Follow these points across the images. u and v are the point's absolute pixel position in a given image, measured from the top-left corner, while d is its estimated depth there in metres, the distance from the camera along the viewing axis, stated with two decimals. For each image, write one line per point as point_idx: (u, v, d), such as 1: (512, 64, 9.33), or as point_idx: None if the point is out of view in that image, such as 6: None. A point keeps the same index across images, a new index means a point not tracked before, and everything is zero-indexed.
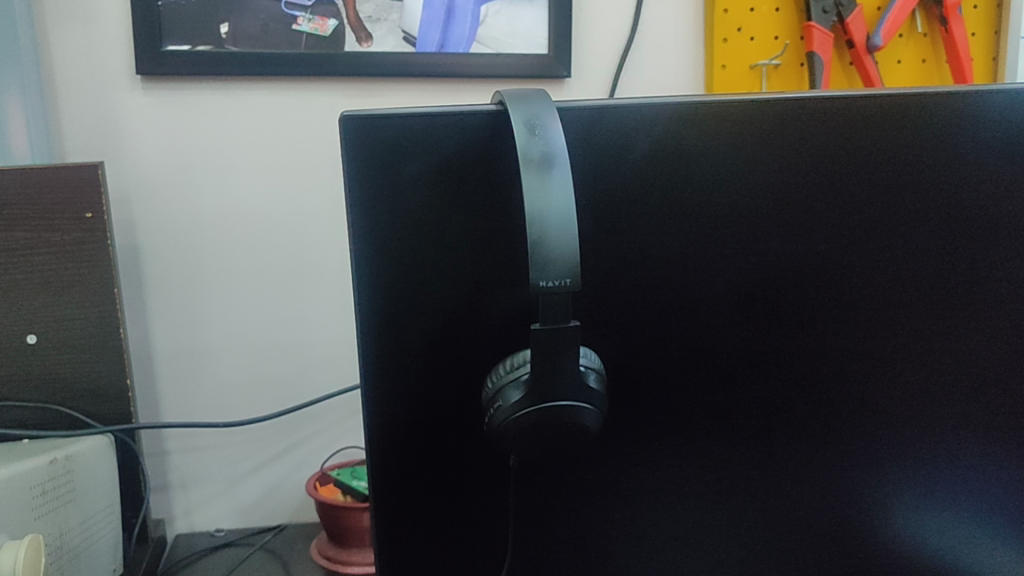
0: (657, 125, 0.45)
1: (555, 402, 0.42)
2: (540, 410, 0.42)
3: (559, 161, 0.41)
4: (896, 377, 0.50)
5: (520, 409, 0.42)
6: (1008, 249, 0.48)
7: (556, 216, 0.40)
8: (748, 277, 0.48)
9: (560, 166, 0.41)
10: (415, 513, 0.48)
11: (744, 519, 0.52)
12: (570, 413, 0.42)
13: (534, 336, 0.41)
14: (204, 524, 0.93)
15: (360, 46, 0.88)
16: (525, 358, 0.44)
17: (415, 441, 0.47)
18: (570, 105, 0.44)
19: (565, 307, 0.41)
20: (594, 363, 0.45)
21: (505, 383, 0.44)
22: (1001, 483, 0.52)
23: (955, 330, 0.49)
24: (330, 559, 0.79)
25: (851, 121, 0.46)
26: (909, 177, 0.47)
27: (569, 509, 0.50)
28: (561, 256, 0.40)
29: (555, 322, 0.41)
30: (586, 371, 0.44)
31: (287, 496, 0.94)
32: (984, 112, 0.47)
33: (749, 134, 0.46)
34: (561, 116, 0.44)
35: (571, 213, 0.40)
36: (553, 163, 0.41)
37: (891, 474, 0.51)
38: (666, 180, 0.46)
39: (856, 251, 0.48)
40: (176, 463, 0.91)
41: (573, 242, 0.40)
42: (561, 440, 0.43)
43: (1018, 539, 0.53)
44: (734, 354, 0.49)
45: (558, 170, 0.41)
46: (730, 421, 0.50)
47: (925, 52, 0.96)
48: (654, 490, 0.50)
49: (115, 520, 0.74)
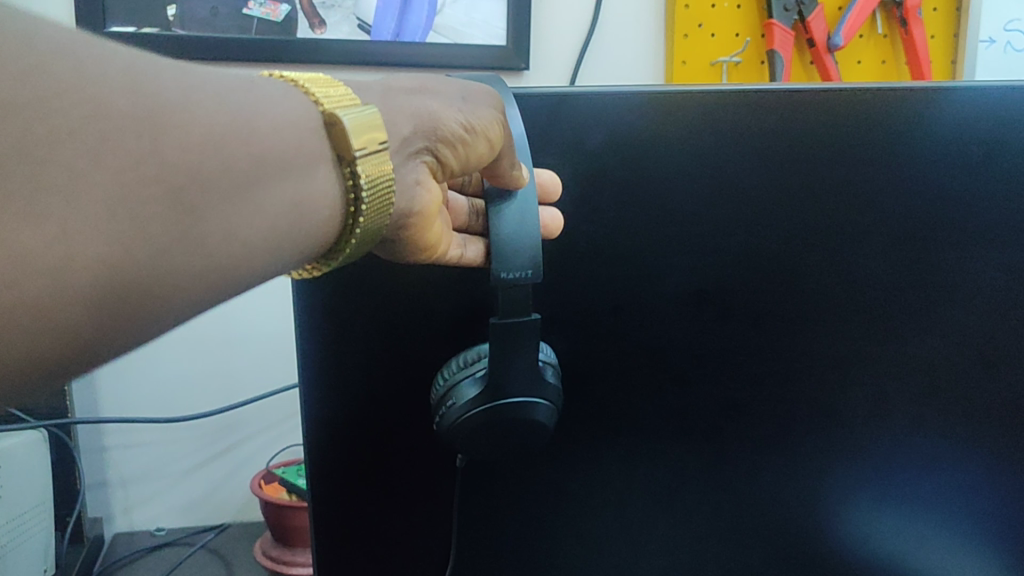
0: (615, 118, 0.43)
1: (508, 400, 0.40)
2: (494, 408, 0.40)
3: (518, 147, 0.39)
4: (851, 379, 0.49)
5: (474, 407, 0.40)
6: (961, 252, 0.47)
7: (517, 211, 0.38)
8: (703, 276, 0.47)
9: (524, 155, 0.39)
10: (356, 512, 0.47)
11: (693, 523, 0.50)
12: (526, 409, 0.41)
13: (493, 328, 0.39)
14: (145, 522, 0.84)
15: (313, 33, 0.78)
16: (480, 355, 0.43)
17: (357, 440, 0.46)
18: (531, 92, 0.42)
19: (525, 300, 0.39)
20: (552, 359, 0.43)
21: (458, 379, 0.42)
22: (948, 486, 0.51)
23: (910, 335, 0.49)
24: (273, 559, 0.73)
25: (808, 116, 0.45)
26: (864, 174, 0.46)
27: (518, 512, 0.48)
28: (523, 248, 0.38)
29: (515, 315, 0.39)
30: (544, 366, 0.42)
31: (232, 494, 0.86)
32: (944, 112, 0.45)
33: (708, 128, 0.44)
34: (522, 102, 0.42)
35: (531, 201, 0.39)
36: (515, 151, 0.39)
37: (839, 477, 0.50)
38: (622, 173, 0.44)
39: (811, 252, 0.47)
40: (115, 459, 0.83)
41: (537, 233, 0.38)
42: (517, 437, 0.42)
43: (957, 540, 0.52)
44: (686, 353, 0.48)
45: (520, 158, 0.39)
46: (682, 421, 0.49)
47: (884, 53, 0.87)
48: (606, 493, 0.49)
49: (47, 519, 0.69)
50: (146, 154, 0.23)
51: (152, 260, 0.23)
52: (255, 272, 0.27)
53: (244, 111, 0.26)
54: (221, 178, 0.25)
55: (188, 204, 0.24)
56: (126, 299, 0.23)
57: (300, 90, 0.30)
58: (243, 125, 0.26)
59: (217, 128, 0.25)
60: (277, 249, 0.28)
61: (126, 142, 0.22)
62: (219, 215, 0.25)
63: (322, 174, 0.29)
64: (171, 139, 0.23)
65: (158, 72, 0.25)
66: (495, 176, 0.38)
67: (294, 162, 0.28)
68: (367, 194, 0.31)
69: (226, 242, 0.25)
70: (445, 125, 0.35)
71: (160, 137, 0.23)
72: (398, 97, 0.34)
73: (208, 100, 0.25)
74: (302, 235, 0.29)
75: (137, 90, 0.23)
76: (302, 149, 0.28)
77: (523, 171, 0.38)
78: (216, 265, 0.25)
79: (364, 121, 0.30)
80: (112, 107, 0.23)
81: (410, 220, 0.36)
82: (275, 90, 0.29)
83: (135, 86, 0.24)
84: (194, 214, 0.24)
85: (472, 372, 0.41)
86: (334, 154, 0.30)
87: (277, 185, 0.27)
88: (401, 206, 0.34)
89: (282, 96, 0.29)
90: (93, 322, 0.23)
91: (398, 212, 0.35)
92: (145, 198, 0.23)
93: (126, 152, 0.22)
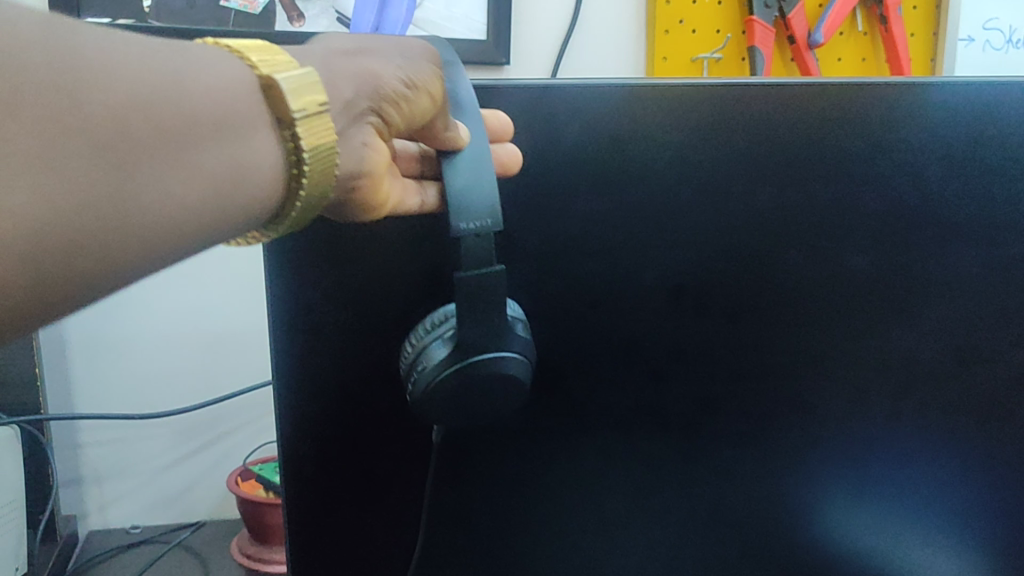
0: (592, 110, 0.43)
1: (479, 355, 0.39)
2: (466, 365, 0.39)
3: (466, 102, 0.39)
4: (829, 375, 0.49)
5: (445, 368, 0.39)
6: (939, 247, 0.47)
7: (466, 166, 0.38)
8: (681, 270, 0.46)
9: (469, 111, 0.38)
10: (330, 505, 0.47)
11: (670, 519, 0.50)
12: (499, 364, 0.40)
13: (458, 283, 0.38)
14: (119, 520, 0.83)
15: (292, 26, 0.77)
16: (448, 315, 0.42)
17: (330, 433, 0.46)
18: (516, 83, 0.42)
19: (488, 251, 0.38)
20: (518, 313, 0.43)
21: (428, 343, 0.41)
22: (924, 482, 0.51)
23: (888, 330, 0.49)
24: (249, 557, 0.72)
25: (785, 111, 0.45)
26: (841, 168, 0.46)
27: (493, 508, 0.48)
28: (477, 201, 0.37)
29: (480, 266, 0.38)
30: (513, 321, 0.41)
31: (208, 490, 0.85)
32: (923, 107, 0.45)
33: (687, 121, 0.44)
34: (507, 92, 0.42)
35: (483, 152, 0.38)
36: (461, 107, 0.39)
37: (816, 474, 0.50)
38: (599, 165, 0.44)
39: (790, 248, 0.47)
40: (89, 456, 0.81)
41: (492, 185, 0.38)
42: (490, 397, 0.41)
43: (933, 535, 0.52)
44: (663, 347, 0.47)
45: (466, 115, 0.38)
46: (661, 417, 0.48)
47: (864, 50, 0.87)
48: (582, 488, 0.49)
49: (18, 516, 0.68)
50: (64, 108, 0.22)
51: (85, 224, 0.22)
52: (198, 238, 0.26)
53: (173, 71, 0.25)
54: (153, 137, 0.24)
55: (114, 161, 0.23)
56: (55, 266, 0.22)
57: (234, 54, 0.29)
58: (175, 87, 0.25)
59: (141, 84, 0.24)
60: (221, 218, 0.26)
61: (46, 104, 0.21)
62: (151, 176, 0.24)
63: (262, 138, 0.28)
64: (90, 95, 0.22)
65: (81, 37, 0.23)
66: (434, 137, 0.37)
67: (233, 125, 0.27)
68: (309, 156, 0.29)
69: (170, 205, 0.24)
70: (388, 85, 0.34)
71: (78, 92, 0.22)
72: (337, 60, 0.33)
73: (134, 63, 0.24)
74: (246, 203, 0.28)
75: (56, 46, 0.22)
76: (238, 110, 0.27)
77: (461, 132, 0.38)
78: (161, 228, 0.24)
79: (302, 81, 0.29)
80: (25, 63, 0.21)
81: (357, 181, 0.35)
82: (207, 55, 0.28)
83: (50, 45, 0.22)
84: (129, 172, 0.23)
85: (441, 333, 0.41)
86: (273, 117, 0.29)
87: (215, 147, 0.26)
88: (348, 167, 0.33)
89: (215, 59, 0.28)
90: (21, 291, 0.21)
91: (345, 175, 0.33)
92: (67, 155, 0.22)
93: (42, 106, 0.21)
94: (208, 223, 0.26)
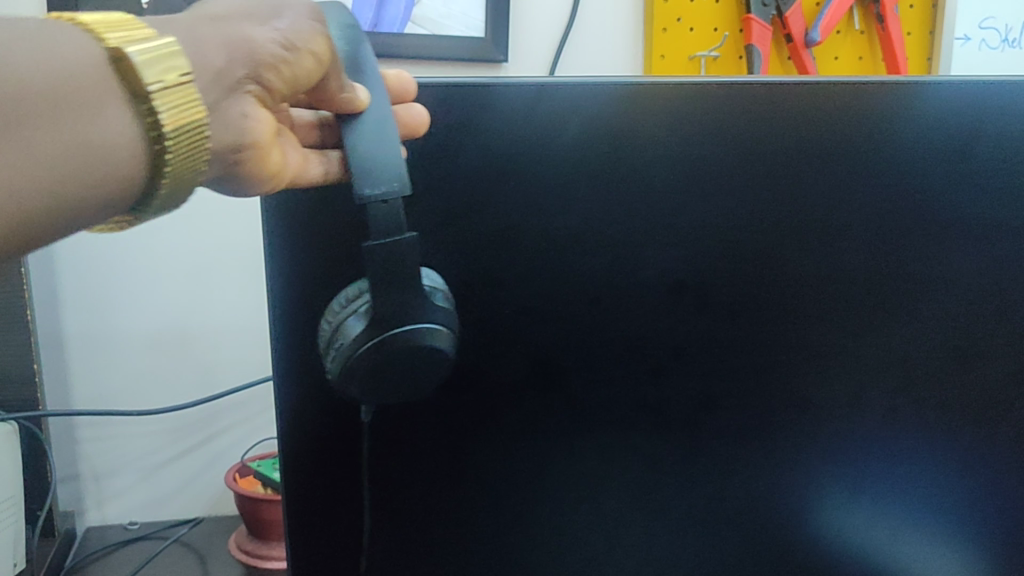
0: (591, 108, 0.43)
1: (395, 329, 0.38)
2: (382, 341, 0.38)
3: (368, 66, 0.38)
4: (829, 373, 0.49)
5: (361, 344, 0.38)
6: (936, 245, 0.48)
7: (368, 129, 0.37)
8: (681, 268, 0.47)
9: (367, 73, 0.38)
10: (330, 501, 0.47)
11: (670, 516, 0.50)
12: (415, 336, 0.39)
13: (370, 254, 0.37)
14: (117, 516, 0.83)
15: None
16: (362, 289, 0.40)
17: (331, 430, 0.46)
18: (516, 81, 0.42)
19: (395, 216, 0.37)
20: (438, 283, 0.41)
21: (343, 318, 0.39)
22: (920, 478, 0.51)
23: (885, 327, 0.49)
24: (247, 554, 0.72)
25: (784, 109, 0.45)
26: (838, 166, 0.46)
27: (491, 502, 0.49)
28: (377, 165, 0.36)
29: (389, 235, 0.37)
30: (433, 291, 0.40)
31: (207, 486, 0.85)
32: (921, 105, 0.46)
33: (686, 120, 0.44)
34: (506, 90, 0.42)
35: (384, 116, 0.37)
36: (362, 70, 0.38)
37: (816, 471, 0.51)
38: (598, 163, 0.44)
39: (790, 246, 0.47)
40: (86, 454, 0.81)
41: (394, 148, 0.37)
42: (414, 372, 0.40)
43: (930, 530, 0.52)
44: (662, 344, 0.48)
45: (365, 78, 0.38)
46: (659, 414, 0.49)
47: (860, 49, 0.87)
48: (581, 484, 0.49)
49: (16, 513, 0.68)
50: None
51: None
52: (43, 218, 0.25)
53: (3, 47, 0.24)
54: None
55: None
56: None
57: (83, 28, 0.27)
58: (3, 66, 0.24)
59: None
60: (69, 197, 0.26)
61: None
62: None
63: (115, 115, 0.27)
64: None
65: None
66: (328, 99, 0.37)
67: (79, 103, 0.26)
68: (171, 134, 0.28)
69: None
70: (264, 48, 0.33)
71: None
72: (205, 27, 0.31)
73: None
74: (103, 182, 0.27)
75: None
76: (85, 86, 0.26)
77: (360, 93, 0.37)
78: None
79: (159, 55, 0.28)
80: None
81: (240, 153, 0.34)
82: (50, 30, 0.26)
83: None
84: None
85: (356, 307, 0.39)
86: (127, 93, 0.27)
87: (57, 125, 0.25)
88: (224, 141, 0.32)
89: (55, 34, 0.26)
90: None
91: (224, 146, 0.33)
92: None
93: None
94: (53, 204, 0.25)
